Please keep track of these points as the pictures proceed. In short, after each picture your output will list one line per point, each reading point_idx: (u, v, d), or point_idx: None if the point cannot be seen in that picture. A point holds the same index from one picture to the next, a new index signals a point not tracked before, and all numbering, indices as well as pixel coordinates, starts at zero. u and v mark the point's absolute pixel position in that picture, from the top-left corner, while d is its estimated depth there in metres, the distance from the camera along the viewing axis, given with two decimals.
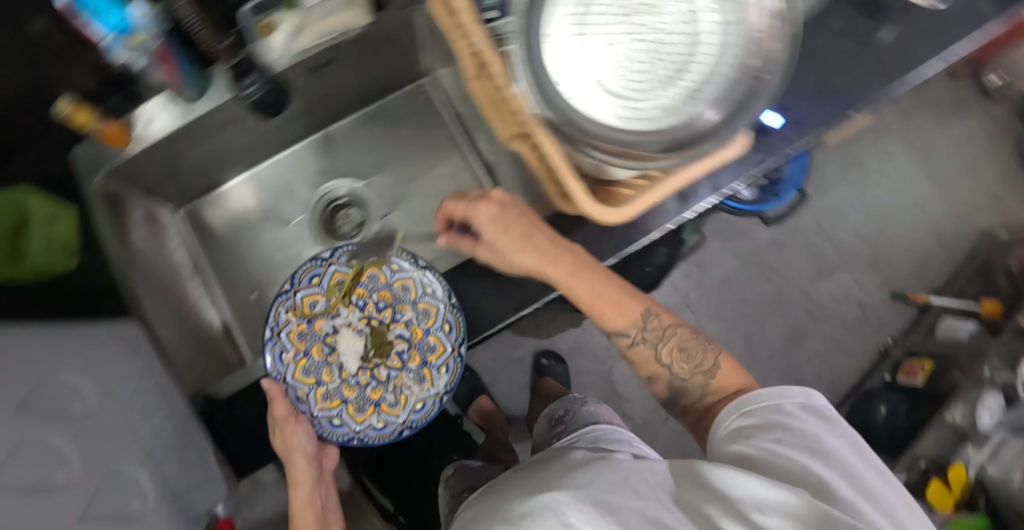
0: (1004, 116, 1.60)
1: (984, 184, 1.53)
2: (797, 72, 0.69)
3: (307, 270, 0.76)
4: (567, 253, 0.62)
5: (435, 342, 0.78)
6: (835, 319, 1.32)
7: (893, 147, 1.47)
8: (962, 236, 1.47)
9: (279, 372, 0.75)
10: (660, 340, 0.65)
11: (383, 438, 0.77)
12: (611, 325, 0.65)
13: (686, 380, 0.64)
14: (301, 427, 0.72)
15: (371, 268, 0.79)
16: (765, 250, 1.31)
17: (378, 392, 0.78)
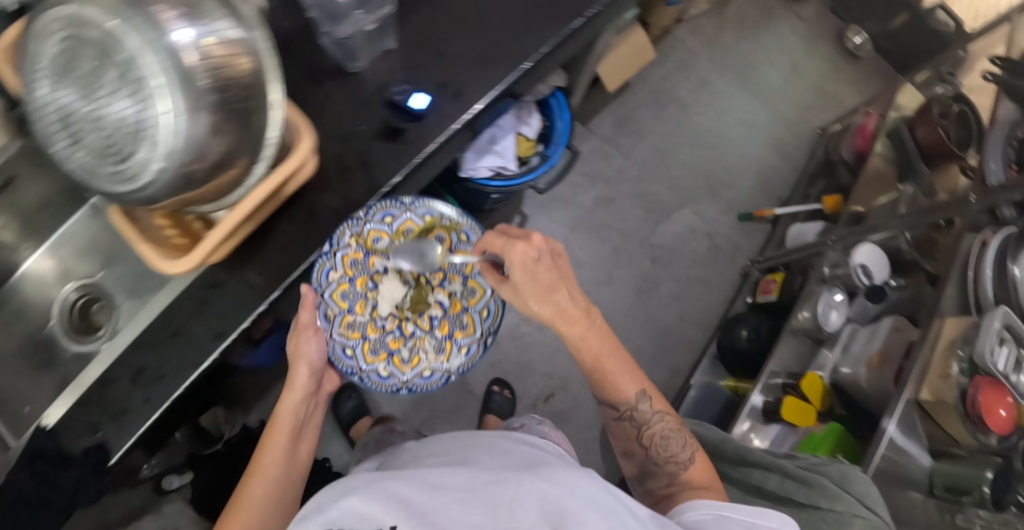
0: (811, 17, 1.63)
1: (806, 86, 1.56)
2: (461, 35, 0.65)
3: (382, 207, 0.64)
4: (590, 333, 0.64)
5: (468, 322, 0.73)
6: (684, 257, 1.30)
7: (706, 74, 1.47)
8: (796, 141, 1.48)
9: (322, 287, 0.64)
10: (644, 424, 0.70)
11: (382, 390, 0.69)
12: (609, 397, 0.69)
13: (660, 465, 0.69)
14: (316, 338, 0.65)
15: (439, 230, 0.72)
16: (594, 210, 1.27)
17: (397, 343, 0.72)
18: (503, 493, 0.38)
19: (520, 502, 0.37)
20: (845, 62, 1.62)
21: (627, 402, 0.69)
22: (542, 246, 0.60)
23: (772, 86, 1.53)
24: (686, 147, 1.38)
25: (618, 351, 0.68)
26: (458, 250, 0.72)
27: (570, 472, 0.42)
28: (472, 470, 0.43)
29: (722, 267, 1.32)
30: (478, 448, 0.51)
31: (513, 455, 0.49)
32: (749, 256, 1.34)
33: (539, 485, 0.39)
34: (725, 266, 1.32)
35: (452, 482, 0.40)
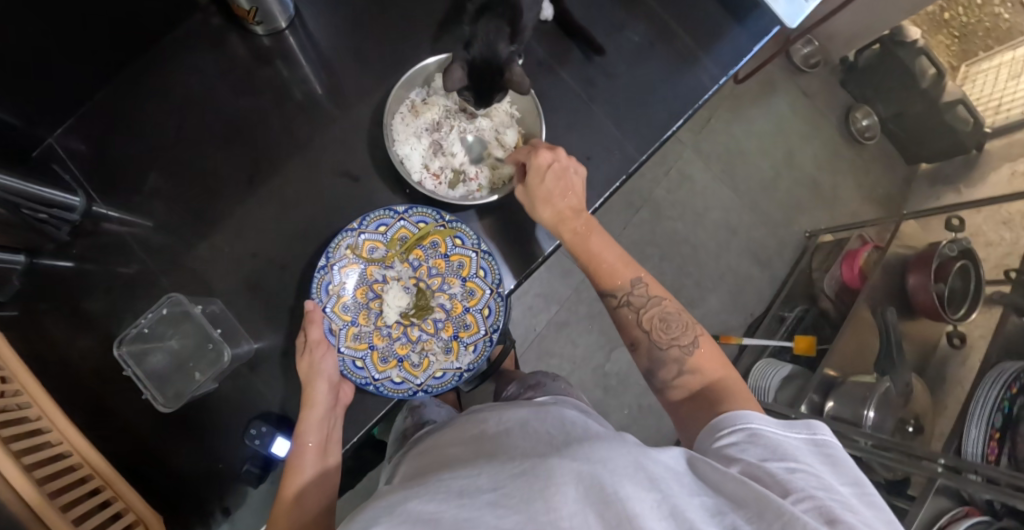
0: (818, 91, 1.47)
1: (800, 177, 1.43)
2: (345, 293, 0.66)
3: (376, 216, 0.65)
4: (584, 230, 0.62)
5: (471, 322, 0.67)
6: (639, 383, 1.27)
7: (689, 168, 1.37)
8: (780, 245, 1.39)
9: (321, 301, 0.64)
10: (644, 308, 0.59)
11: (399, 395, 0.63)
12: (602, 283, 0.61)
13: (663, 351, 0.56)
14: (330, 353, 0.60)
15: (435, 236, 0.68)
16: (547, 333, 1.26)
17: (405, 350, 0.66)
18: (535, 486, 0.33)
19: (555, 488, 0.33)
20: (849, 147, 1.47)
21: (623, 286, 0.60)
22: (565, 157, 0.63)
23: (761, 180, 1.41)
24: (654, 258, 1.32)
25: (609, 242, 0.63)
26: (454, 253, 0.68)
27: (609, 446, 0.38)
28: (507, 463, 0.38)
29: None
30: (509, 430, 0.47)
31: (537, 431, 0.45)
32: None
33: (565, 472, 0.34)
34: None
35: (479, 484, 0.36)
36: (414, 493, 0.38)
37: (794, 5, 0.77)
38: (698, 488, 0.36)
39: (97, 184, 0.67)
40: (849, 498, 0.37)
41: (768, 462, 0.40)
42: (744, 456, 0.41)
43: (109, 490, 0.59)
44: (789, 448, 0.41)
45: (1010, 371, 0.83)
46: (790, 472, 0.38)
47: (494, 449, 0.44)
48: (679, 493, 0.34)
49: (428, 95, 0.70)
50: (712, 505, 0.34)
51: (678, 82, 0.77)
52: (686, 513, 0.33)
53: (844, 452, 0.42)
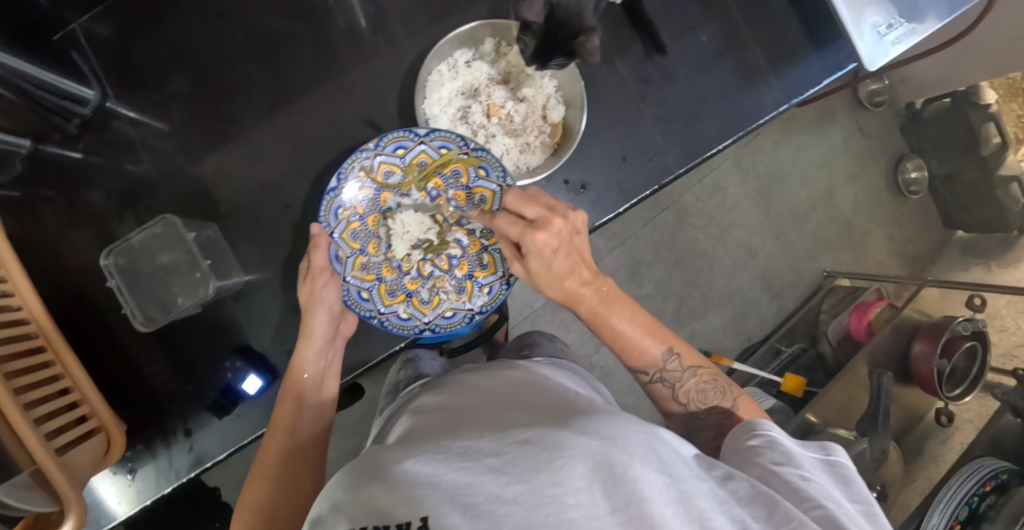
0: (876, 131, 1.40)
1: (834, 214, 1.38)
2: (352, 231, 0.64)
3: (395, 138, 0.61)
4: (607, 308, 0.55)
5: (488, 262, 0.65)
6: (620, 382, 1.27)
7: (724, 181, 1.32)
8: (795, 279, 1.35)
9: (329, 226, 0.62)
10: (678, 381, 0.56)
11: (404, 331, 0.63)
12: (633, 362, 0.57)
13: (701, 420, 0.56)
14: (335, 284, 0.60)
15: (458, 164, 0.63)
16: (543, 313, 1.24)
17: (415, 285, 0.65)
18: (538, 455, 0.31)
19: (561, 459, 0.31)
20: (892, 196, 1.41)
21: (655, 362, 0.56)
22: (569, 227, 0.52)
23: (794, 209, 1.36)
24: (666, 264, 1.28)
25: (633, 308, 0.56)
26: (476, 186, 0.64)
27: (617, 421, 0.36)
28: (507, 427, 0.37)
29: None
30: (509, 395, 0.46)
31: (536, 400, 0.44)
32: None
33: (571, 443, 0.32)
34: None
35: (481, 447, 0.34)
36: (409, 450, 0.36)
37: (877, 47, 0.71)
38: (705, 474, 0.35)
39: (112, 78, 0.65)
40: (854, 513, 0.39)
41: (783, 468, 0.42)
42: (761, 460, 0.43)
43: (77, 391, 0.59)
44: (804, 459, 0.44)
45: (990, 470, 0.91)
46: (805, 481, 0.41)
47: (494, 412, 0.42)
48: (689, 476, 0.34)
49: (473, 57, 0.65)
50: (720, 493, 0.34)
51: (735, 101, 0.72)
52: (697, 501, 0.32)
53: (853, 470, 0.45)
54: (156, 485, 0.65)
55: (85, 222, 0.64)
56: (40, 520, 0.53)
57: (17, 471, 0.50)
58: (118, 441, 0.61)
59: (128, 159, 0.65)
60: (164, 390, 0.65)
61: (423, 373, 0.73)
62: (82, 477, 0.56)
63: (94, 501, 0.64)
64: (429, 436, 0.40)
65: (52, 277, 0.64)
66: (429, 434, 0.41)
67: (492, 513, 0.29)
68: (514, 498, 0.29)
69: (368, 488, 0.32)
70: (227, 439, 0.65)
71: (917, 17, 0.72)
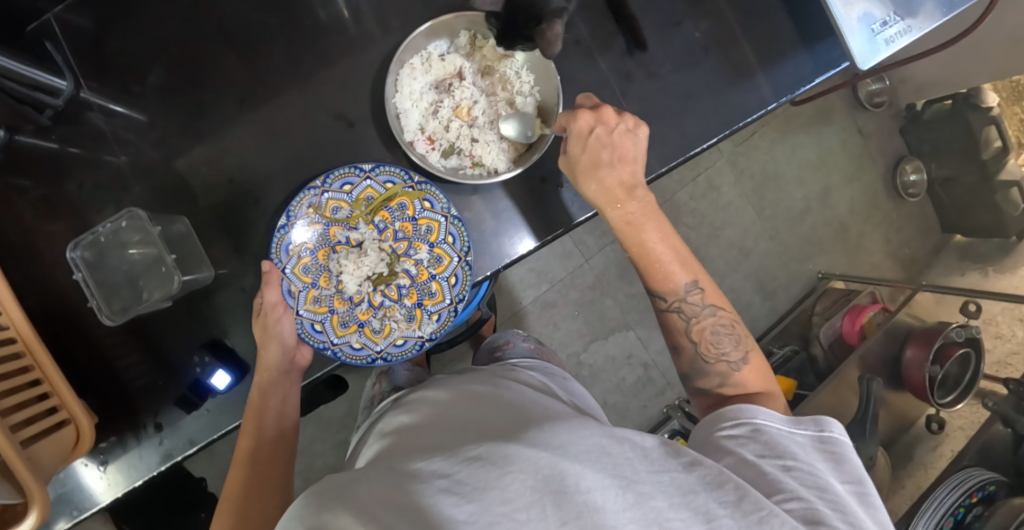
0: (875, 131, 1.38)
1: (830, 215, 1.36)
2: (313, 236, 0.62)
3: (341, 173, 0.60)
4: (642, 220, 0.58)
5: (436, 290, 0.64)
6: (609, 381, 1.26)
7: (719, 179, 1.30)
8: (788, 281, 1.34)
9: (280, 262, 0.60)
10: (695, 316, 0.57)
11: (356, 361, 0.61)
12: (656, 285, 0.58)
13: (708, 364, 0.56)
14: (289, 318, 0.59)
15: (404, 198, 0.63)
16: (531, 310, 1.23)
17: (367, 314, 0.63)
18: (487, 473, 0.31)
19: (509, 473, 0.31)
20: (890, 199, 1.39)
21: (677, 289, 0.57)
22: (608, 120, 0.57)
23: (790, 210, 1.34)
24: None
25: (668, 233, 0.59)
26: (422, 217, 0.63)
27: (569, 428, 0.37)
28: (460, 446, 0.37)
29: (644, 401, 1.27)
30: (473, 407, 0.46)
31: (496, 412, 0.43)
32: (678, 395, 1.28)
33: (520, 457, 0.32)
34: (650, 399, 1.28)
35: (435, 468, 0.34)
36: (362, 477, 0.35)
37: (871, 45, 0.70)
38: (668, 464, 0.35)
39: (86, 67, 0.64)
40: (843, 496, 0.40)
41: (765, 459, 0.42)
42: (744, 452, 0.44)
43: (47, 384, 0.59)
44: (789, 443, 0.44)
45: (978, 481, 0.90)
46: (786, 472, 0.41)
47: (455, 428, 0.42)
48: (645, 476, 0.33)
49: (448, 50, 0.64)
50: (683, 483, 0.33)
51: (722, 100, 0.70)
52: (655, 502, 0.31)
53: (849, 446, 0.45)
54: (127, 478, 0.64)
55: (59, 214, 0.64)
56: (6, 512, 0.53)
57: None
58: (89, 433, 0.61)
59: (101, 150, 0.64)
60: (136, 384, 0.65)
61: (400, 385, 0.73)
62: (49, 469, 0.56)
63: (66, 491, 0.63)
64: (386, 460, 0.39)
65: (27, 269, 0.64)
66: (391, 456, 0.41)
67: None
68: (464, 517, 0.29)
69: (316, 518, 0.31)
70: (199, 433, 0.64)
71: (911, 15, 0.70)
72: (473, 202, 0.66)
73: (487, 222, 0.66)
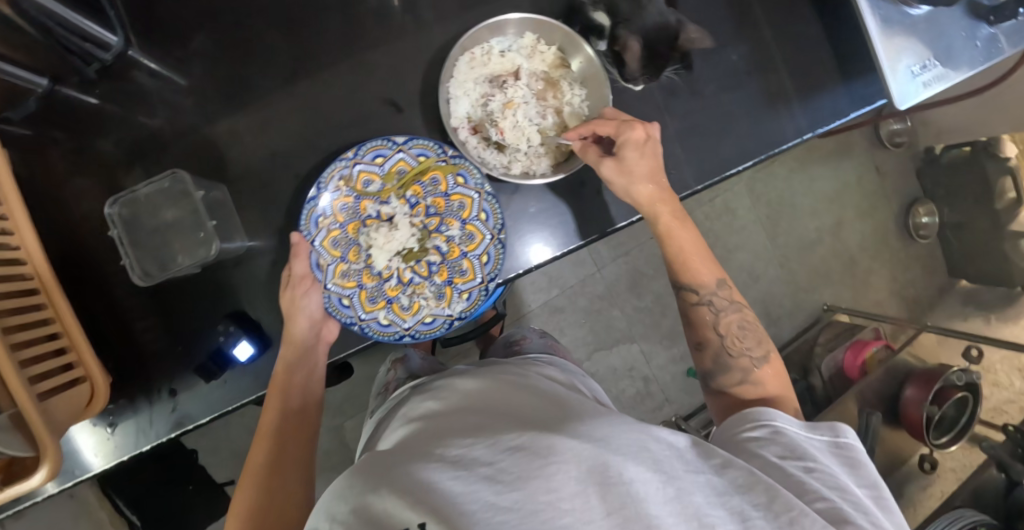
0: (892, 171, 1.40)
1: (841, 249, 1.38)
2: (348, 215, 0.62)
3: (373, 146, 0.61)
4: (677, 222, 0.61)
5: (467, 268, 0.64)
6: (609, 391, 1.26)
7: (736, 202, 1.32)
8: (794, 310, 1.35)
9: (309, 234, 0.60)
10: (724, 311, 0.59)
11: (383, 338, 0.61)
12: (685, 277, 0.60)
13: (731, 358, 0.57)
14: (316, 290, 0.59)
15: (437, 172, 0.63)
16: (539, 314, 1.24)
17: (396, 291, 0.63)
18: (531, 461, 0.33)
19: (553, 465, 0.33)
20: (900, 238, 1.41)
21: (706, 284, 0.60)
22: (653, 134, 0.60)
23: (801, 240, 1.35)
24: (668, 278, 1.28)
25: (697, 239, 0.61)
26: (455, 194, 0.63)
27: (608, 423, 0.39)
28: (500, 431, 0.38)
29: (643, 414, 1.27)
30: (506, 394, 0.47)
31: (532, 403, 0.45)
32: (675, 411, 1.29)
33: (564, 447, 0.34)
34: (647, 412, 1.28)
35: (477, 454, 0.36)
36: (406, 459, 0.37)
37: (908, 85, 0.71)
38: (703, 466, 0.37)
39: (136, 26, 0.64)
40: (862, 499, 0.41)
41: (786, 460, 0.43)
42: (765, 452, 0.45)
43: (66, 338, 0.58)
44: (808, 446, 0.45)
45: (969, 521, 0.91)
46: (807, 473, 0.42)
47: (489, 412, 0.43)
48: (683, 473, 0.35)
49: (509, 46, 0.64)
50: (717, 484, 0.35)
51: (760, 124, 0.71)
52: (693, 498, 0.34)
53: (864, 451, 0.46)
54: (134, 442, 0.64)
55: (91, 169, 0.64)
56: (16, 464, 0.52)
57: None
58: (103, 393, 0.61)
59: (139, 110, 0.64)
60: (154, 347, 0.65)
61: (415, 374, 0.74)
62: (63, 426, 0.55)
63: (70, 449, 0.63)
64: (425, 440, 0.41)
65: (54, 221, 0.63)
66: (429, 436, 0.42)
67: (488, 520, 0.30)
68: (509, 505, 0.31)
69: (366, 500, 0.34)
70: (212, 402, 0.64)
71: (950, 61, 0.71)
72: (508, 199, 0.66)
73: (520, 220, 0.66)
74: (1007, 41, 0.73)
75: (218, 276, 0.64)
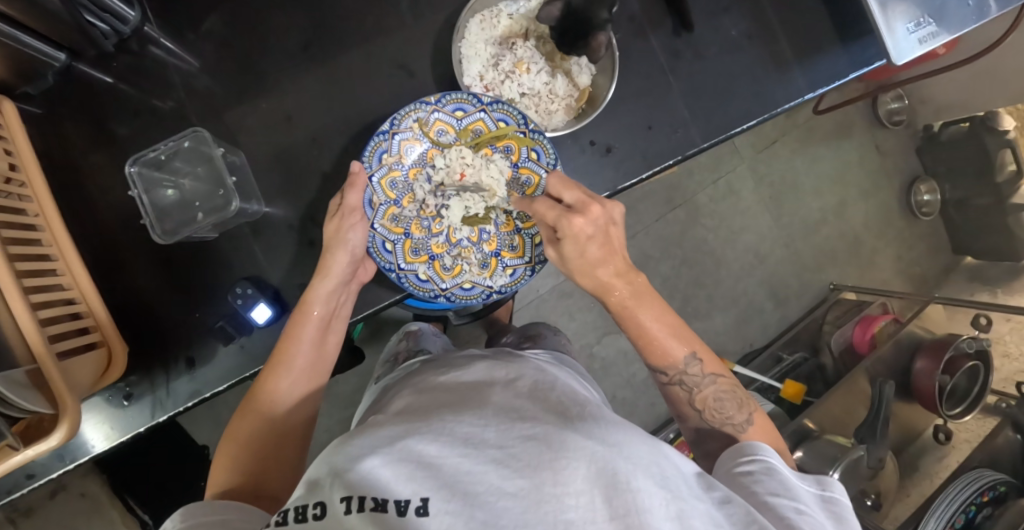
0: (893, 150, 1.41)
1: (845, 228, 1.39)
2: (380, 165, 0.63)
3: (457, 98, 0.62)
4: (634, 303, 0.56)
5: (518, 244, 0.66)
6: (619, 375, 1.26)
7: (738, 184, 1.33)
8: (800, 290, 1.35)
9: (370, 168, 0.62)
10: (697, 386, 0.57)
11: (420, 293, 0.63)
12: (654, 361, 0.57)
13: (715, 428, 0.57)
14: (361, 227, 0.60)
15: (511, 141, 0.64)
16: (547, 298, 1.24)
17: (440, 249, 0.65)
18: (543, 453, 0.34)
19: (564, 462, 0.33)
20: (903, 217, 1.41)
21: (676, 364, 0.57)
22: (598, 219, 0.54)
23: (806, 220, 1.36)
24: (674, 261, 1.29)
25: (663, 309, 0.57)
26: (524, 166, 0.65)
27: (624, 429, 0.38)
28: (514, 416, 0.38)
29: (654, 397, 1.27)
30: (520, 375, 0.47)
31: (546, 388, 0.45)
32: None
33: (577, 445, 0.34)
34: (658, 397, 1.28)
35: (486, 434, 0.36)
36: (416, 422, 0.38)
37: (905, 44, 0.72)
38: (704, 495, 0.37)
39: (153, 4, 0.65)
40: None
41: (780, 498, 0.43)
42: (759, 488, 0.45)
43: (82, 303, 0.59)
44: (800, 490, 0.45)
45: (988, 480, 0.91)
46: (799, 515, 0.42)
47: (503, 394, 0.43)
48: (688, 497, 0.36)
49: (516, 9, 0.65)
50: (717, 516, 0.36)
51: (763, 85, 0.72)
52: (694, 521, 0.34)
53: (848, 506, 0.46)
54: (150, 413, 0.64)
55: (107, 143, 0.65)
56: (34, 427, 0.52)
57: (16, 367, 0.49)
58: (119, 359, 0.61)
59: (152, 84, 0.66)
60: (169, 317, 0.65)
61: (424, 347, 0.74)
62: (80, 386, 0.55)
63: (87, 421, 0.63)
64: (435, 408, 0.42)
65: (73, 195, 0.65)
66: (438, 405, 0.43)
67: (492, 504, 0.32)
68: (513, 491, 0.32)
69: (375, 453, 0.34)
70: (230, 369, 0.65)
71: (944, 20, 0.73)
72: None
73: None
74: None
75: (235, 241, 0.65)
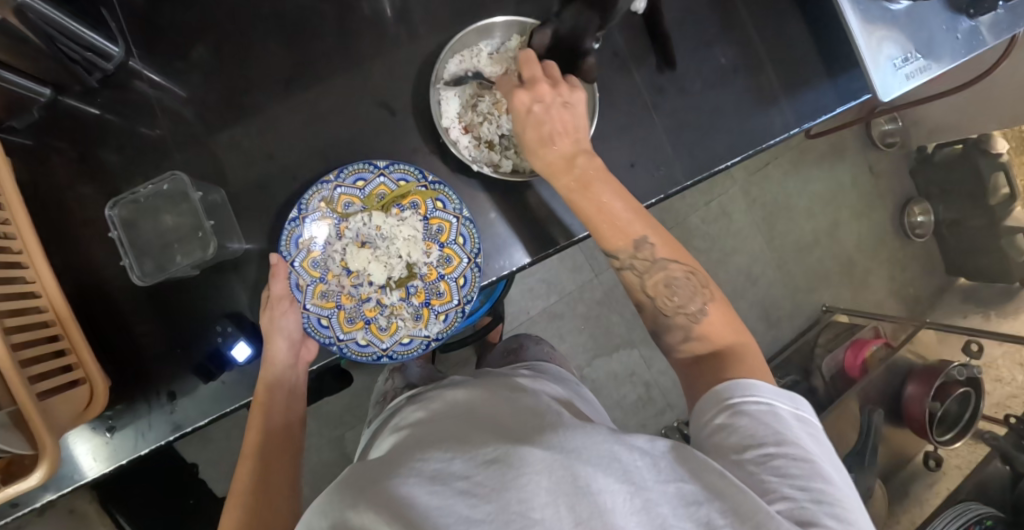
0: (886, 172, 1.41)
1: (837, 250, 1.38)
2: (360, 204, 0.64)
3: (355, 169, 0.62)
4: (585, 183, 0.55)
5: (445, 290, 0.65)
6: (610, 397, 1.26)
7: (731, 205, 1.33)
8: (794, 312, 1.35)
9: (288, 255, 0.62)
10: (648, 271, 0.55)
11: (362, 358, 0.63)
12: (607, 245, 0.56)
13: (668, 318, 0.55)
14: (293, 309, 0.62)
15: (416, 196, 0.64)
16: (539, 320, 1.24)
17: (374, 312, 0.64)
18: (503, 475, 0.32)
19: (524, 477, 0.32)
20: (897, 238, 1.41)
21: (624, 247, 0.55)
22: (552, 93, 0.56)
23: (798, 241, 1.36)
24: None
25: (618, 190, 0.55)
26: (434, 217, 0.64)
27: (583, 434, 0.37)
28: (477, 444, 0.37)
29: (644, 419, 1.27)
30: (488, 404, 0.46)
31: (512, 411, 0.44)
32: (677, 416, 1.29)
33: (534, 458, 0.33)
34: (648, 418, 1.27)
35: (451, 468, 0.35)
36: (384, 473, 0.36)
37: (891, 78, 0.72)
38: (675, 472, 0.35)
39: (139, 38, 0.65)
40: (824, 481, 0.38)
41: (745, 452, 0.39)
42: (726, 444, 0.41)
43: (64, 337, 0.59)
44: (770, 423, 0.41)
45: (975, 514, 0.90)
46: (764, 464, 0.38)
47: (468, 425, 0.42)
48: (652, 483, 0.33)
49: (498, 48, 0.66)
50: (688, 492, 0.33)
51: (748, 120, 0.72)
52: (660, 508, 0.32)
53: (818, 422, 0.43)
54: (132, 445, 0.64)
55: (92, 175, 0.65)
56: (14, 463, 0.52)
57: None
58: (101, 394, 0.61)
59: (136, 118, 0.66)
60: (153, 351, 0.65)
61: (411, 383, 0.74)
62: (61, 423, 0.56)
63: (67, 456, 0.63)
64: (403, 452, 0.41)
65: (55, 228, 0.64)
66: (409, 448, 0.41)
67: None
68: (481, 518, 0.30)
69: (343, 515, 0.33)
70: (211, 402, 0.65)
71: (932, 54, 0.72)
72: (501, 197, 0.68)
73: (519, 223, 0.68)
74: (988, 33, 0.74)
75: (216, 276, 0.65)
